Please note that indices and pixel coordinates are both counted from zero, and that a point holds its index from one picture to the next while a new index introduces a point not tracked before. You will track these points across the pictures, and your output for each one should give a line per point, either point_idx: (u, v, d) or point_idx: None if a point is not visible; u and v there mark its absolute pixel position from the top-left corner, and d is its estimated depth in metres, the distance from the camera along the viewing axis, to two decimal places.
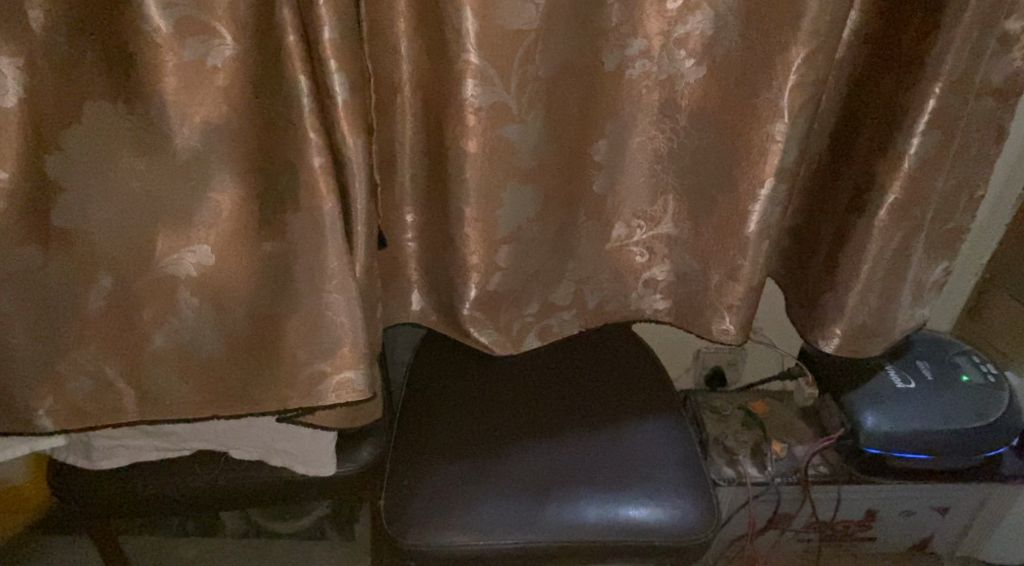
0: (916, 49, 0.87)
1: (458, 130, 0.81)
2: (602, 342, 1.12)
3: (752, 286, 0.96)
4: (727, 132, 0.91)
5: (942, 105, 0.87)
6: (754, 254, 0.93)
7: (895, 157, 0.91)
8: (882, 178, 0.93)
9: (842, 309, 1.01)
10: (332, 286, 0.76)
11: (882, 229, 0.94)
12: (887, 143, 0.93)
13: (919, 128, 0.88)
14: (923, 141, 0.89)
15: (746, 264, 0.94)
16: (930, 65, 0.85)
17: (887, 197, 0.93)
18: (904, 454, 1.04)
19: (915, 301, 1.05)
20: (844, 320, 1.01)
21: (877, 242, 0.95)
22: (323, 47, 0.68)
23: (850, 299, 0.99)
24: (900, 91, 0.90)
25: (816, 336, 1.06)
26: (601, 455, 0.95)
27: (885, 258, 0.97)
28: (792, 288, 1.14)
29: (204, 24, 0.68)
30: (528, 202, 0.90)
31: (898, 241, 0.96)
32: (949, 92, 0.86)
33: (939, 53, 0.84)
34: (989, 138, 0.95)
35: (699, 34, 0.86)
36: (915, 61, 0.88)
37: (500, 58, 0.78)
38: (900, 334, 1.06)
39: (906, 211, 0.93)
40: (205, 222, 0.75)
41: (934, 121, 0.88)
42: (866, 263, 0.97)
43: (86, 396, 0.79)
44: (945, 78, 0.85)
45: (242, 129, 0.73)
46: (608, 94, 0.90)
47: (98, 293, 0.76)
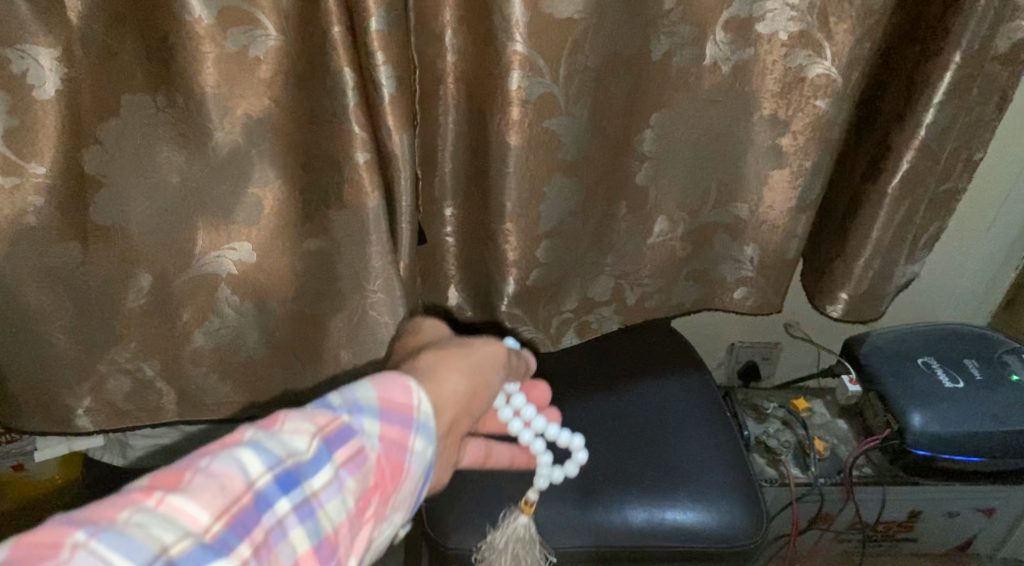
0: (939, 20, 0.84)
1: (502, 122, 0.79)
2: (643, 340, 1.09)
3: (786, 262, 0.99)
4: (780, 114, 0.88)
5: (960, 75, 0.84)
6: (789, 231, 0.96)
7: (912, 127, 0.88)
8: (898, 149, 0.90)
9: (849, 276, 0.99)
10: (375, 286, 0.75)
11: (892, 200, 0.92)
12: (906, 115, 0.90)
13: (937, 99, 0.85)
14: (938, 111, 0.86)
15: (778, 237, 0.97)
16: (953, 35, 0.82)
17: (900, 167, 0.90)
18: (953, 456, 1.01)
19: (909, 256, 1.01)
20: (851, 285, 0.99)
21: (886, 211, 0.93)
22: (371, 37, 0.67)
23: (857, 264, 0.97)
24: (923, 64, 0.86)
25: (822, 301, 1.04)
26: (645, 456, 0.92)
27: (894, 219, 0.94)
28: (810, 267, 1.09)
29: (248, 15, 0.66)
30: (569, 195, 0.87)
31: (902, 211, 0.93)
32: (971, 62, 0.83)
33: (959, 25, 0.81)
34: (989, 105, 0.90)
35: (747, 16, 0.82)
36: (938, 32, 0.84)
37: (550, 47, 0.75)
38: (892, 286, 1.01)
39: (920, 181, 0.91)
40: (244, 219, 0.73)
41: (952, 91, 0.85)
42: (875, 230, 0.95)
43: (125, 396, 0.78)
44: (965, 48, 0.82)
45: (285, 122, 0.71)
46: (654, 85, 0.85)
47: (136, 293, 0.73)
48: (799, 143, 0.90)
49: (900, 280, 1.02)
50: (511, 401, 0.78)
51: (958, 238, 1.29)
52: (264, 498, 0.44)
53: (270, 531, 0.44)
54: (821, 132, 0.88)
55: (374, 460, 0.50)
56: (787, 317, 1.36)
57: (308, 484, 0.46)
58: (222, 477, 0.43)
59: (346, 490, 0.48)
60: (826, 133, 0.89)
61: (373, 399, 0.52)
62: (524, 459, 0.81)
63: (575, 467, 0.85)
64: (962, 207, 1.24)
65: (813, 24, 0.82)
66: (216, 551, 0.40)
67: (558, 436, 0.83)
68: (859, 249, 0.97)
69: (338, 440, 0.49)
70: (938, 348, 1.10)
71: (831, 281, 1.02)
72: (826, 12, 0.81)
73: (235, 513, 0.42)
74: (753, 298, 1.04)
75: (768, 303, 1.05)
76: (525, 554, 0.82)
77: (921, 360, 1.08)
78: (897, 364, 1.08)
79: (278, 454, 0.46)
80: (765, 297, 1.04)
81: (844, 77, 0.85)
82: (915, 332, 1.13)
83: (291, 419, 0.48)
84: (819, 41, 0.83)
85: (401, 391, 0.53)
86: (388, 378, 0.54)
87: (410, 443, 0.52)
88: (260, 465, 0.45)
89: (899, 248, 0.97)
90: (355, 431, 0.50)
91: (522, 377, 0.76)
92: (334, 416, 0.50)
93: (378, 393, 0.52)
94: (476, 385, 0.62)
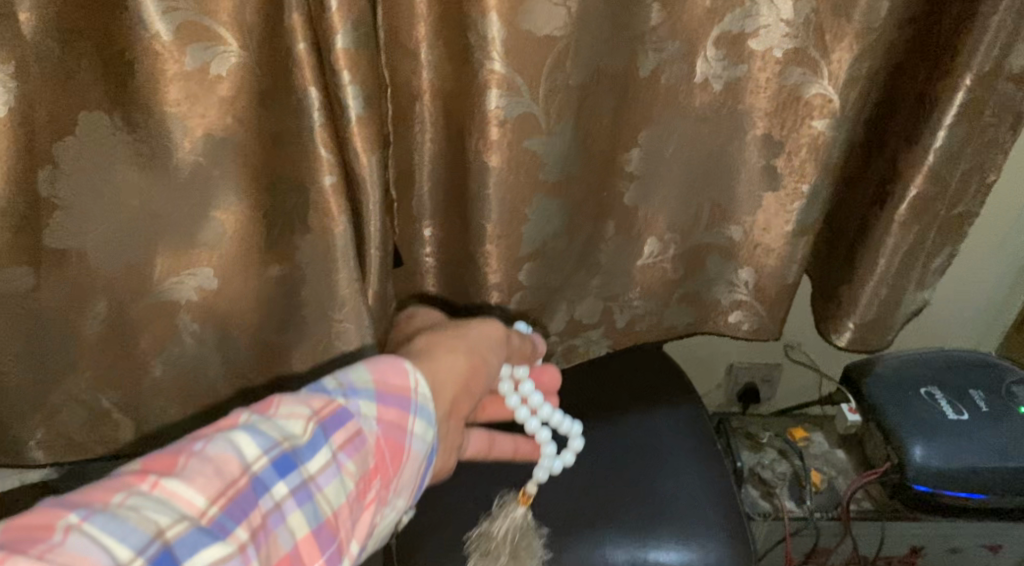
0: (951, 39, 0.79)
1: (480, 141, 0.75)
2: (633, 362, 1.06)
3: (785, 288, 0.94)
4: (774, 134, 0.84)
5: (972, 97, 0.79)
6: (788, 257, 0.91)
7: (919, 150, 0.84)
8: (906, 173, 0.86)
9: (856, 303, 0.95)
10: (343, 314, 0.72)
11: (899, 226, 0.88)
12: (912, 137, 0.86)
13: (946, 122, 0.81)
14: (948, 133, 0.82)
15: (774, 264, 0.92)
16: (962, 56, 0.78)
17: (908, 193, 0.86)
18: (955, 492, 0.96)
19: (920, 284, 0.95)
20: (858, 314, 0.95)
21: (894, 238, 0.89)
22: (337, 56, 0.63)
23: (863, 291, 0.93)
24: (932, 84, 0.83)
25: (828, 328, 1.00)
26: (629, 491, 0.89)
27: (901, 252, 0.90)
28: (819, 294, 1.05)
29: (208, 30, 0.62)
30: (553, 215, 0.84)
31: (912, 238, 0.89)
32: (984, 83, 0.79)
33: (970, 44, 0.77)
34: (1004, 127, 0.83)
35: (741, 33, 0.78)
36: (949, 51, 0.80)
37: (530, 66, 0.71)
38: (902, 319, 0.97)
39: (927, 206, 0.87)
40: (207, 243, 0.70)
41: (963, 112, 0.80)
42: (884, 255, 0.90)
43: (80, 426, 0.75)
44: (976, 69, 0.78)
45: (248, 141, 0.68)
46: (642, 101, 0.82)
47: (93, 318, 0.70)
48: (793, 165, 0.85)
49: (908, 308, 0.97)
50: (520, 387, 0.79)
51: (973, 259, 1.23)
52: (262, 481, 0.45)
53: (268, 514, 0.44)
54: (821, 157, 0.84)
55: (370, 442, 0.51)
56: (789, 338, 1.32)
57: (304, 467, 0.47)
58: (217, 460, 0.44)
59: (345, 470, 0.49)
60: (825, 157, 0.84)
61: (368, 382, 0.54)
62: (530, 447, 0.83)
63: (575, 453, 0.87)
64: (977, 227, 1.19)
65: (808, 40, 0.78)
66: (213, 533, 0.41)
67: (560, 423, 0.85)
68: (865, 276, 0.92)
69: (334, 425, 0.50)
70: (941, 376, 1.05)
71: (838, 308, 0.98)
72: (823, 28, 0.77)
73: (231, 497, 0.43)
74: (751, 324, 0.98)
75: (767, 329, 0.99)
76: (526, 539, 0.82)
77: (925, 390, 1.03)
78: (898, 393, 1.03)
79: (274, 438, 0.47)
80: (762, 324, 0.98)
81: (841, 97, 0.81)
82: (919, 358, 1.09)
83: (289, 405, 0.50)
84: (814, 59, 0.79)
85: (398, 373, 0.56)
86: (382, 362, 0.56)
87: (408, 421, 0.54)
88: (258, 446, 0.46)
89: (908, 276, 0.93)
90: (352, 412, 0.52)
91: (529, 360, 0.78)
92: (330, 399, 0.52)
93: (373, 376, 0.55)
94: (475, 361, 0.66)
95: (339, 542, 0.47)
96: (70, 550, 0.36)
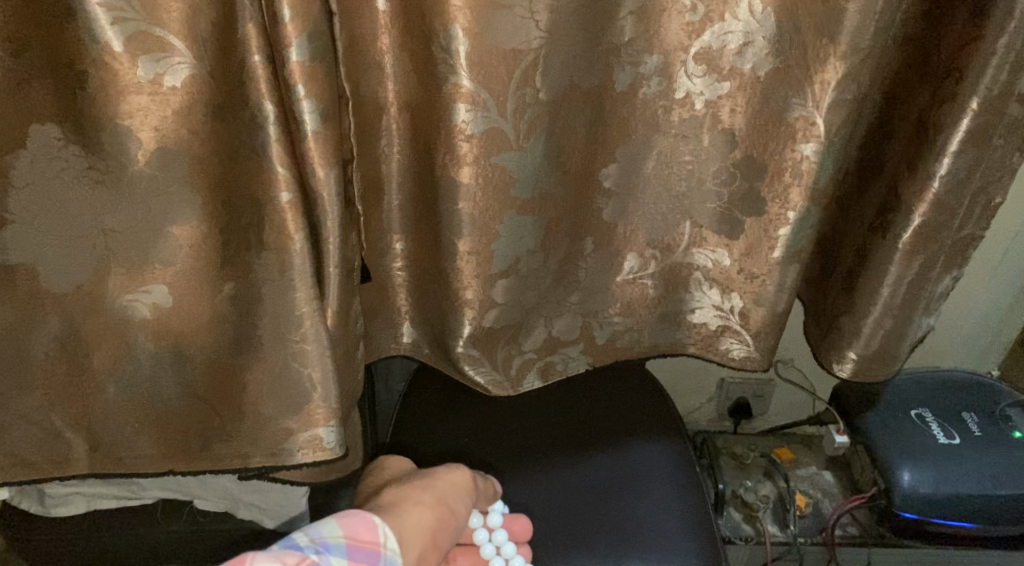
0: (954, 59, 0.75)
1: (449, 156, 0.72)
2: (613, 377, 1.05)
3: (775, 315, 0.89)
4: (757, 157, 0.81)
5: (979, 121, 0.75)
6: (777, 284, 0.86)
7: (923, 176, 0.80)
8: (908, 199, 0.82)
9: (858, 336, 0.90)
10: (300, 337, 0.68)
11: (903, 254, 0.83)
12: (916, 161, 0.81)
13: (951, 148, 0.77)
14: (954, 161, 0.77)
15: (771, 291, 0.87)
16: (967, 80, 0.74)
17: (912, 221, 0.82)
18: (945, 521, 0.93)
19: (926, 310, 0.90)
20: (860, 344, 0.90)
21: (897, 266, 0.84)
22: (291, 71, 0.61)
23: (866, 324, 0.88)
24: (934, 106, 0.78)
25: (828, 359, 0.94)
26: (602, 515, 0.89)
27: (905, 281, 0.85)
28: (815, 322, 1.00)
29: (159, 40, 0.60)
30: (526, 233, 0.80)
31: (916, 267, 0.84)
32: (992, 107, 0.75)
33: (976, 67, 0.73)
34: (1012, 146, 0.79)
35: (723, 47, 0.76)
36: (951, 74, 0.76)
37: (498, 83, 0.69)
38: (908, 348, 0.92)
39: (932, 235, 0.82)
40: (162, 260, 0.67)
41: (970, 137, 0.76)
42: (886, 285, 0.86)
43: (30, 445, 0.72)
44: (983, 93, 0.73)
45: (204, 156, 0.66)
46: (618, 114, 0.79)
47: (43, 334, 0.68)
48: (777, 191, 0.81)
49: (915, 335, 0.92)
50: (492, 535, 0.81)
51: (978, 279, 1.20)
52: None
53: None
54: (806, 183, 0.79)
55: None
56: (780, 354, 1.29)
57: None
58: None
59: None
60: (812, 185, 0.79)
61: (338, 537, 0.50)
62: None
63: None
64: (981, 246, 1.16)
65: (792, 58, 0.75)
66: None
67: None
68: (868, 305, 0.87)
69: None
70: (932, 397, 1.02)
71: (837, 338, 0.92)
72: (805, 48, 0.74)
73: None
74: (739, 351, 0.94)
75: (756, 360, 0.94)
76: None
77: (915, 412, 1.00)
78: (886, 413, 1.01)
79: None
80: (750, 354, 0.94)
81: (828, 121, 0.76)
82: (910, 378, 1.05)
83: (263, 562, 0.45)
84: (799, 81, 0.75)
85: (367, 527, 0.53)
86: (351, 516, 0.53)
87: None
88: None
89: (913, 307, 0.88)
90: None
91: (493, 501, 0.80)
92: (303, 555, 0.47)
93: (343, 530, 0.52)
94: (444, 514, 0.63)
95: None
96: None
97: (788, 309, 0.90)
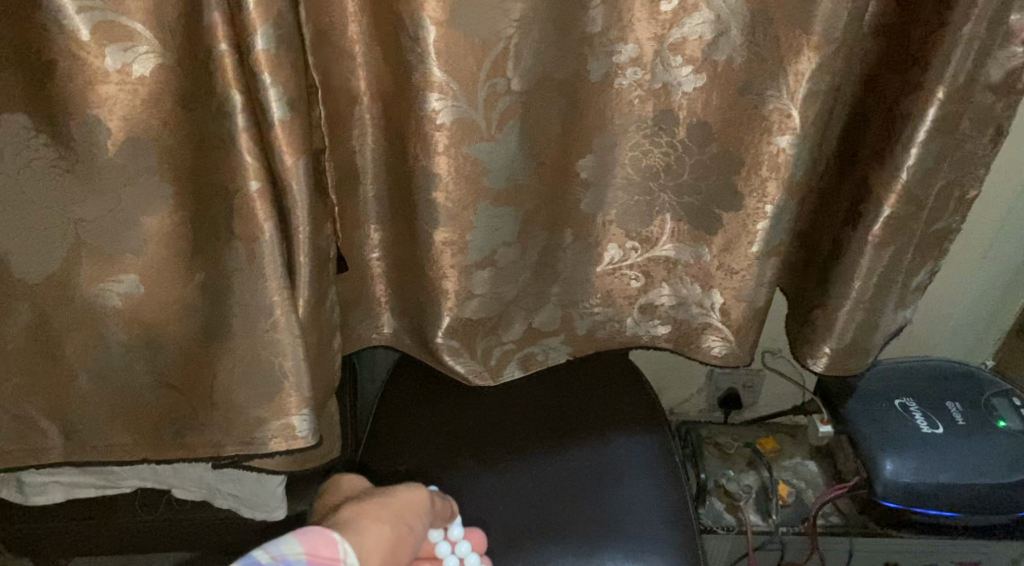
0: (921, 48, 0.75)
1: (420, 147, 0.72)
2: (594, 368, 1.05)
3: (754, 307, 0.89)
4: (732, 150, 0.81)
5: (946, 111, 0.75)
6: (756, 278, 0.86)
7: (891, 167, 0.79)
8: (879, 190, 0.81)
9: (832, 328, 0.89)
10: (268, 328, 0.69)
11: (874, 246, 0.83)
12: (887, 151, 0.80)
13: (919, 138, 0.76)
14: (922, 152, 0.77)
15: (748, 286, 0.87)
16: (934, 67, 0.73)
17: (882, 211, 0.81)
18: (925, 509, 0.93)
19: (900, 301, 0.91)
20: (834, 338, 0.90)
21: (869, 259, 0.83)
22: (258, 60, 0.61)
23: (840, 316, 0.88)
24: (904, 95, 0.78)
25: (803, 353, 0.94)
26: (579, 506, 0.89)
27: (879, 271, 0.84)
28: (794, 311, 0.99)
29: (124, 28, 0.60)
30: (501, 226, 0.80)
31: (887, 260, 0.84)
32: (957, 96, 0.74)
33: (941, 57, 0.72)
34: (985, 138, 0.81)
35: (697, 39, 0.76)
36: (918, 65, 0.76)
37: (466, 72, 0.69)
38: (883, 339, 0.93)
39: (904, 226, 0.82)
40: (133, 250, 0.68)
41: (937, 127, 0.76)
42: (858, 278, 0.85)
43: (6, 434, 0.73)
44: (949, 82, 0.73)
45: (173, 146, 0.66)
46: (594, 106, 0.80)
47: (16, 322, 0.69)
48: (754, 184, 0.81)
49: (888, 328, 0.93)
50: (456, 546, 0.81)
51: (964, 270, 1.20)
52: None
53: None
54: (783, 175, 0.79)
55: None
56: (767, 344, 1.28)
57: None
58: None
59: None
60: (790, 176, 0.79)
61: (300, 552, 0.50)
62: None
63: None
64: (964, 236, 1.15)
65: (765, 51, 0.75)
66: None
67: None
68: (841, 297, 0.87)
69: None
70: (916, 387, 1.02)
71: (812, 333, 0.92)
72: (776, 38, 0.74)
73: None
74: (721, 347, 0.94)
75: (737, 355, 0.94)
76: None
77: (899, 401, 1.00)
78: (869, 403, 1.00)
79: None
80: (731, 348, 0.93)
81: (802, 112, 0.75)
82: (895, 368, 1.05)
83: None
84: (771, 71, 0.75)
85: (328, 544, 0.52)
86: (311, 533, 0.52)
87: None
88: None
89: (887, 296, 0.88)
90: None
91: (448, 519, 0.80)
92: None
93: (304, 547, 0.50)
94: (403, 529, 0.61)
95: None
96: None
97: (767, 303, 0.89)
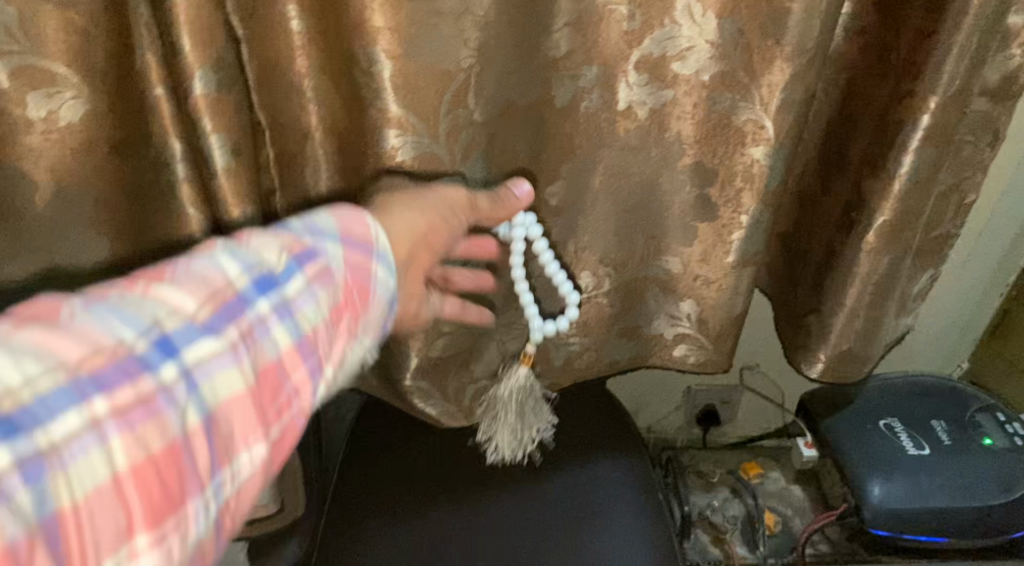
0: (910, 57, 0.72)
1: (381, 185, 0.68)
2: (571, 400, 1.03)
3: (731, 317, 0.86)
4: (706, 162, 0.78)
5: (939, 119, 0.72)
6: (732, 288, 0.83)
7: (884, 178, 0.76)
8: (872, 203, 0.78)
9: (829, 333, 0.87)
10: None
11: (870, 253, 0.80)
12: (879, 163, 0.77)
13: (912, 145, 0.73)
14: (914, 160, 0.74)
15: (731, 298, 0.84)
16: (927, 77, 0.70)
17: (876, 220, 0.78)
18: (918, 535, 0.91)
19: (901, 309, 0.90)
20: (830, 345, 0.87)
21: (864, 265, 0.81)
22: (195, 104, 0.56)
23: (836, 323, 0.85)
24: (893, 103, 0.75)
25: (799, 358, 0.92)
26: (562, 552, 0.85)
27: (879, 273, 0.81)
28: (785, 325, 0.96)
29: (40, 70, 0.54)
30: (473, 258, 0.76)
31: (885, 265, 0.81)
32: (952, 104, 0.71)
33: (934, 65, 0.69)
34: (983, 144, 0.80)
35: (663, 55, 0.72)
36: (909, 72, 0.73)
37: (427, 106, 0.65)
38: (886, 348, 0.91)
39: (897, 235, 0.79)
40: None
41: (929, 136, 0.73)
42: (853, 284, 0.82)
43: None
44: (942, 91, 0.70)
45: (107, 197, 0.61)
46: (563, 132, 0.76)
47: None
48: (727, 195, 0.79)
49: (889, 336, 0.91)
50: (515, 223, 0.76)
51: (953, 279, 1.19)
52: (245, 299, 0.42)
53: (254, 326, 0.42)
54: (758, 187, 0.76)
55: (339, 278, 0.48)
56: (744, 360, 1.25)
57: (282, 289, 0.44)
58: (203, 274, 0.42)
59: (219, 488, 0.38)
60: (764, 187, 0.76)
61: (332, 226, 0.51)
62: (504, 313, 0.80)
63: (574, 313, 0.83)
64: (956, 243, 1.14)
65: (736, 63, 0.72)
66: (205, 330, 0.40)
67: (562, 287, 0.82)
68: (833, 308, 0.85)
69: (306, 259, 0.47)
70: (899, 406, 1.00)
71: (808, 337, 0.90)
72: (748, 52, 0.71)
73: (222, 301, 0.41)
74: (697, 355, 0.92)
75: (714, 362, 0.91)
76: (528, 401, 0.84)
77: (883, 422, 0.98)
78: (852, 425, 0.98)
79: (253, 262, 0.44)
80: (709, 356, 0.91)
81: (776, 124, 0.73)
82: (879, 386, 1.03)
83: (260, 237, 0.46)
84: (743, 85, 0.72)
85: (355, 221, 0.53)
86: (343, 211, 0.53)
87: (368, 306, 0.51)
88: (126, 329, 0.37)
89: (885, 306, 0.86)
90: (277, 284, 0.44)
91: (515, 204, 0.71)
92: (297, 240, 0.48)
93: (336, 224, 0.51)
94: (434, 221, 0.63)
95: (318, 358, 0.45)
96: (84, 326, 0.36)
97: (744, 311, 0.86)
